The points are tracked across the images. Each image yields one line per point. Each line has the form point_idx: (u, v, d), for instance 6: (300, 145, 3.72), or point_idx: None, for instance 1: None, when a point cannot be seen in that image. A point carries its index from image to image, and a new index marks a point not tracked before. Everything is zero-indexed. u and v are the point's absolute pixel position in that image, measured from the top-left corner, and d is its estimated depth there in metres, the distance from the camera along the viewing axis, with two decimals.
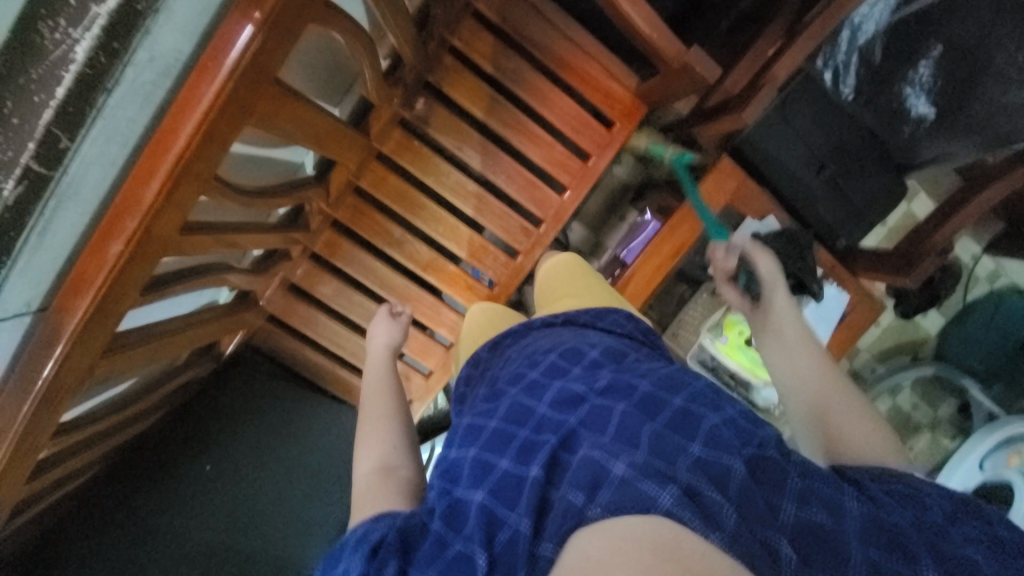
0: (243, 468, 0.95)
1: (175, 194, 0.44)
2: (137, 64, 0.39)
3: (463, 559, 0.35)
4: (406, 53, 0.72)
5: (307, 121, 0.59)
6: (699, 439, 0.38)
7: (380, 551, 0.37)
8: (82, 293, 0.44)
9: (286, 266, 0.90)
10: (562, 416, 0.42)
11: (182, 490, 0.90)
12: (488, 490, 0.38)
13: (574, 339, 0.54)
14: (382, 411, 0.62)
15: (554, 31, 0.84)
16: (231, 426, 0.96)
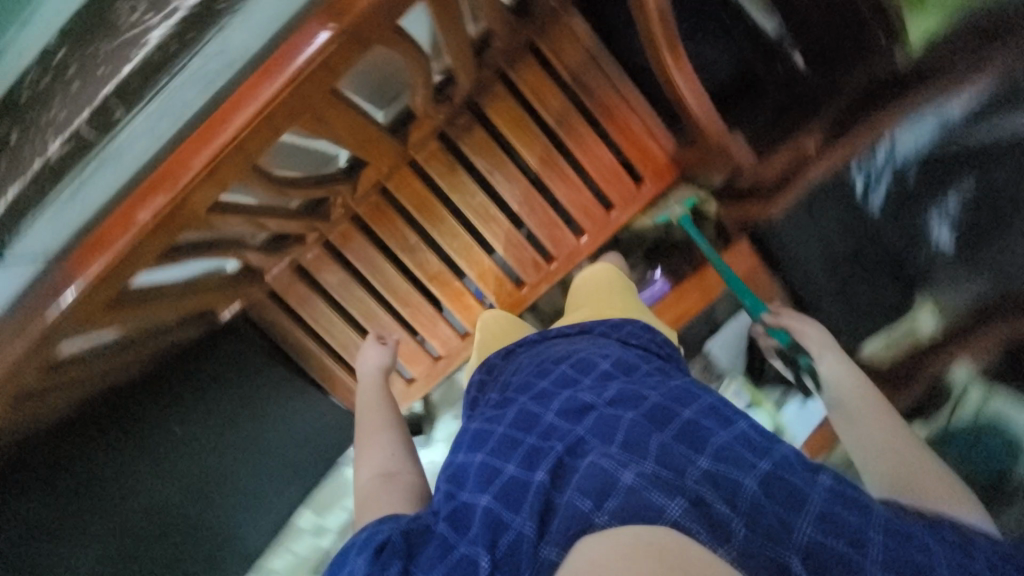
0: (210, 442, 0.88)
1: (218, 170, 0.45)
2: (207, 55, 0.43)
3: (467, 559, 0.44)
4: (462, 75, 0.76)
5: (344, 123, 0.62)
6: (705, 454, 0.48)
7: (383, 551, 0.47)
8: (99, 254, 0.44)
9: (298, 249, 0.90)
10: (568, 424, 0.51)
11: (151, 453, 0.82)
12: (492, 495, 0.48)
13: (589, 347, 0.63)
14: (378, 424, 0.72)
15: (605, 81, 0.90)
16: (210, 394, 0.88)
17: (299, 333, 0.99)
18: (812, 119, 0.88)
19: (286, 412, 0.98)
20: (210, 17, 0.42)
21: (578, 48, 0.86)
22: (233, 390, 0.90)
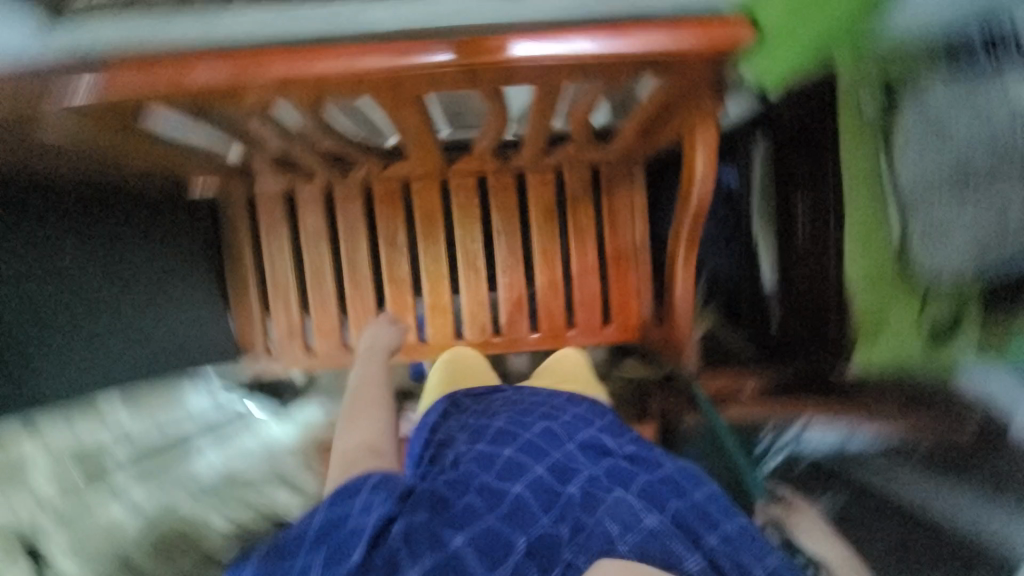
0: (154, 296, 0.83)
1: (284, 84, 0.51)
2: (343, 10, 0.50)
3: (495, 533, 0.46)
4: (529, 148, 0.85)
5: (411, 116, 0.67)
6: (716, 534, 0.52)
7: (409, 498, 0.47)
8: (141, 72, 0.48)
9: (301, 178, 0.93)
10: (586, 461, 0.57)
11: (121, 262, 0.77)
12: (523, 486, 0.51)
13: (583, 406, 0.69)
14: (365, 407, 0.60)
15: (631, 230, 0.99)
16: (168, 251, 0.86)
17: (248, 245, 0.98)
18: (766, 366, 0.89)
19: (197, 309, 0.92)
20: None
21: (626, 192, 0.98)
22: (177, 264, 0.88)
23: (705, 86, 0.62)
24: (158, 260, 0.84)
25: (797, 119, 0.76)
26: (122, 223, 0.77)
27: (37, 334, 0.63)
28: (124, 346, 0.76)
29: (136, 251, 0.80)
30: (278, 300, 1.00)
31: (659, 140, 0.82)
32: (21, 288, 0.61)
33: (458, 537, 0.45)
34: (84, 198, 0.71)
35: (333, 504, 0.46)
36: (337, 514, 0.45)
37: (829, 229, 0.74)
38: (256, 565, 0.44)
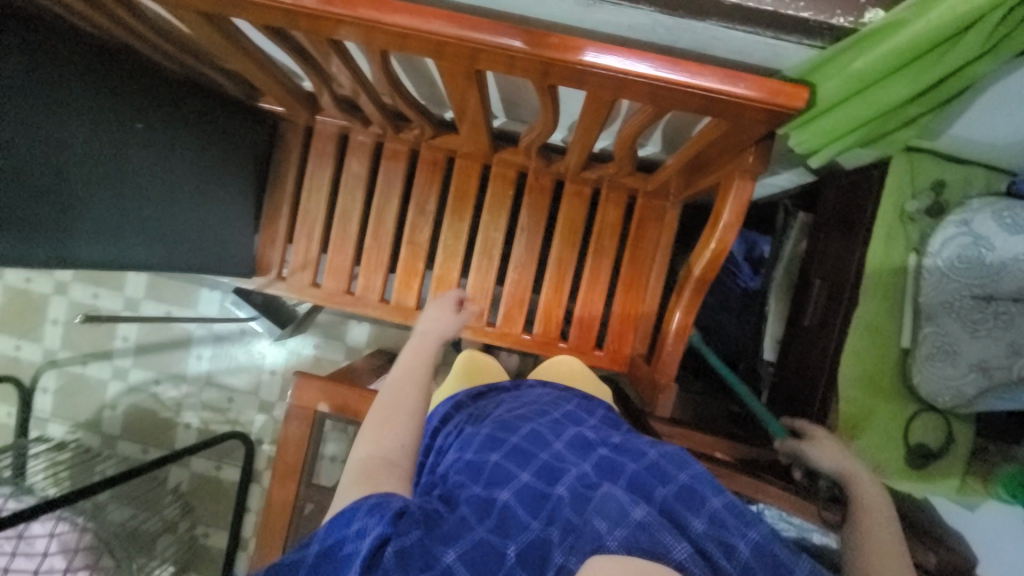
0: (195, 181, 0.87)
1: (354, 25, 0.55)
2: None
3: (486, 546, 0.43)
4: (572, 157, 0.87)
5: (471, 96, 0.71)
6: (702, 516, 0.46)
7: (405, 517, 0.44)
8: None
9: (357, 125, 0.98)
10: (574, 457, 0.52)
11: (170, 137, 0.80)
12: (512, 493, 0.47)
13: (574, 399, 0.64)
14: (400, 417, 0.57)
15: (650, 264, 0.99)
16: (220, 149, 0.91)
17: (292, 171, 1.03)
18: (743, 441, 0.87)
19: (231, 210, 0.97)
20: None
21: (655, 227, 0.98)
22: (224, 161, 0.92)
23: (748, 140, 0.63)
24: (214, 170, 0.91)
25: (839, 203, 0.77)
26: (191, 124, 0.84)
27: (78, 178, 0.66)
28: (151, 213, 0.79)
29: (189, 135, 0.84)
30: (303, 230, 1.04)
31: (696, 186, 0.82)
32: (64, 125, 0.63)
33: (448, 553, 0.42)
34: (141, 66, 0.74)
35: (329, 531, 0.46)
36: (331, 541, 0.45)
37: (837, 316, 0.72)
38: None
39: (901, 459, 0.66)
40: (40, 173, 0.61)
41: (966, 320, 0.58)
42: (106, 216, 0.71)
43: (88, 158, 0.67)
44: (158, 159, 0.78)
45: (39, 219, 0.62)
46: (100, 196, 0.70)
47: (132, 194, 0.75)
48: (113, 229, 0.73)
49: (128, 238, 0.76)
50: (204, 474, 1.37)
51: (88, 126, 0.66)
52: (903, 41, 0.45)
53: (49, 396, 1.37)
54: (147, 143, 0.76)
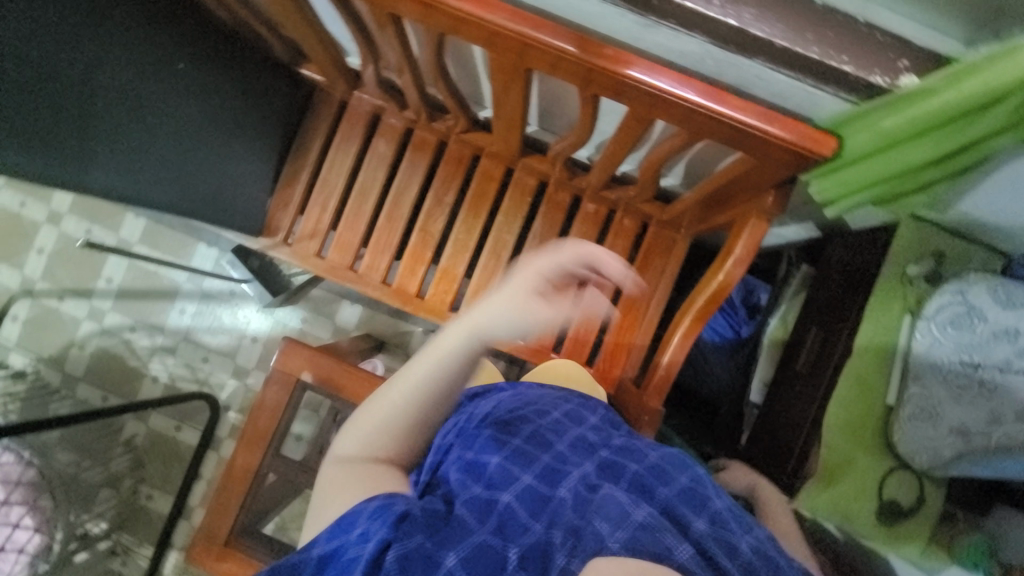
0: (221, 134, 0.86)
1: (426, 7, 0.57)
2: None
3: (486, 549, 0.43)
4: (595, 174, 0.90)
5: (514, 97, 0.73)
6: (704, 517, 0.46)
7: (404, 521, 0.44)
8: None
9: (392, 108, 0.99)
10: (577, 457, 0.52)
11: (205, 86, 0.80)
12: (512, 495, 0.47)
13: (575, 400, 0.64)
14: (400, 410, 0.53)
15: (653, 291, 1.01)
16: (252, 108, 0.91)
17: (318, 141, 1.04)
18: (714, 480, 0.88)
19: (250, 168, 0.96)
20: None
21: (662, 256, 1.00)
22: (254, 121, 0.93)
23: (770, 183, 0.66)
24: (244, 126, 0.90)
25: (843, 260, 0.80)
26: (228, 73, 0.84)
27: (112, 102, 0.65)
28: (171, 155, 0.78)
29: (225, 88, 0.84)
30: (318, 199, 1.04)
31: (713, 220, 0.84)
32: (113, 52, 0.64)
33: (445, 556, 0.42)
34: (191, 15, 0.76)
35: (326, 540, 0.46)
36: (330, 550, 0.45)
37: (830, 365, 0.75)
38: None
39: (871, 512, 0.68)
40: (83, 93, 0.61)
41: (951, 384, 0.62)
42: (132, 147, 0.70)
43: (130, 88, 0.67)
44: (191, 101, 0.78)
45: (70, 139, 0.61)
46: (132, 126, 0.69)
47: (160, 131, 0.74)
48: (132, 162, 0.71)
49: (143, 173, 0.74)
50: (161, 432, 1.31)
51: (133, 58, 0.67)
52: (930, 108, 0.49)
53: (16, 325, 1.32)
54: (183, 83, 0.76)
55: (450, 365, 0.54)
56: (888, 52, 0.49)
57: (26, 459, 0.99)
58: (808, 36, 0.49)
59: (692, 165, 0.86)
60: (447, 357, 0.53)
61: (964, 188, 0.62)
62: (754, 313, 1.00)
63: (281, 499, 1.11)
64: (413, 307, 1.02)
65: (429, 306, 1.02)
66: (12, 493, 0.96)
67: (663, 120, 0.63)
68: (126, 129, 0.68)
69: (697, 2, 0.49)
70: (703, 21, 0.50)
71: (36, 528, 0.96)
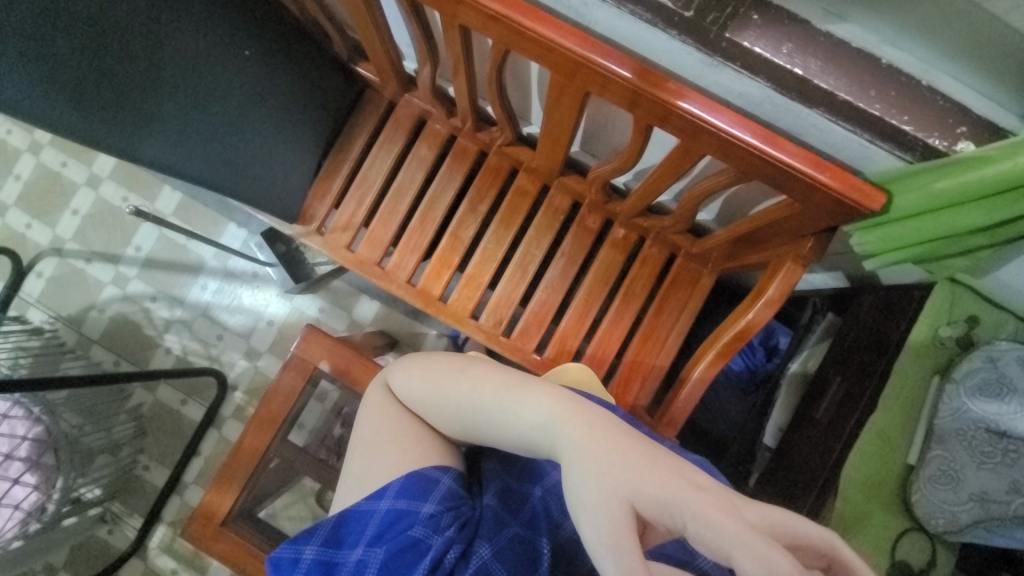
0: (276, 123, 0.88)
1: (494, 21, 0.59)
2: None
3: (519, 540, 0.51)
4: (631, 202, 0.91)
5: (564, 117, 0.75)
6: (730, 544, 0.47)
7: (466, 518, 0.52)
8: None
9: (439, 114, 1.01)
10: None
11: (265, 76, 0.82)
12: (544, 490, 0.55)
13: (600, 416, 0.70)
14: (445, 410, 0.52)
15: (676, 319, 1.01)
16: (308, 101, 0.93)
17: (363, 138, 1.06)
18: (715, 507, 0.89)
19: (299, 158, 0.98)
20: (578, 14, 0.61)
21: (688, 287, 1.01)
22: (309, 114, 0.95)
23: (811, 230, 0.67)
24: (299, 117, 0.92)
25: (871, 312, 0.79)
26: (289, 66, 0.87)
27: (171, 77, 0.67)
28: (227, 136, 0.78)
29: (284, 80, 0.86)
30: (356, 193, 1.05)
31: (743, 259, 0.84)
32: (171, 28, 0.66)
33: (485, 547, 0.49)
34: (255, 9, 0.79)
35: (401, 495, 0.52)
36: (402, 508, 0.51)
37: (851, 417, 0.76)
38: (327, 530, 0.53)
39: (885, 571, 0.67)
40: (128, 60, 0.62)
41: (975, 451, 0.63)
42: (180, 125, 0.71)
43: (184, 66, 0.68)
44: (251, 88, 0.80)
45: (106, 100, 0.61)
46: (181, 101, 0.70)
47: (213, 113, 0.75)
48: (185, 137, 0.72)
49: (196, 150, 0.74)
50: (167, 404, 1.33)
51: (194, 38, 0.69)
52: (987, 174, 0.49)
53: (40, 281, 1.34)
54: (245, 70, 0.78)
55: (528, 423, 0.45)
56: (948, 118, 0.52)
57: (35, 416, 0.99)
58: (871, 93, 0.51)
59: (729, 202, 0.87)
60: (513, 414, 0.46)
61: (1003, 257, 0.63)
62: (771, 356, 1.03)
63: (277, 488, 1.11)
64: (436, 309, 1.03)
65: (450, 311, 1.03)
66: (17, 448, 0.97)
67: (712, 155, 0.64)
68: (180, 103, 0.70)
69: (766, 49, 0.51)
70: (769, 67, 0.52)
71: (35, 486, 0.97)
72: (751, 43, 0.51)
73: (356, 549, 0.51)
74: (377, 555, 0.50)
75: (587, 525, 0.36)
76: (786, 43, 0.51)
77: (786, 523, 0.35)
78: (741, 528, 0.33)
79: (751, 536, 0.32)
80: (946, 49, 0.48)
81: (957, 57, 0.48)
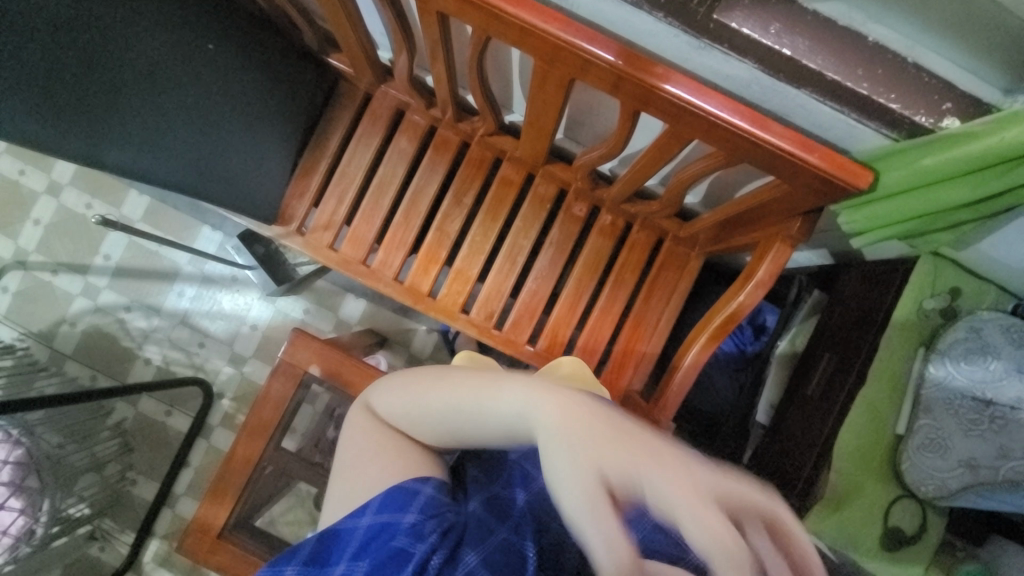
0: (248, 118, 0.84)
1: (475, 9, 0.57)
2: None
3: (508, 546, 0.49)
4: (616, 188, 0.90)
5: (548, 104, 0.73)
6: None
7: (449, 527, 0.50)
8: None
9: (418, 105, 0.99)
10: None
11: (233, 70, 0.78)
12: (532, 496, 0.53)
13: None
14: (426, 419, 0.51)
15: (667, 304, 1.01)
16: (280, 95, 0.89)
17: (340, 131, 1.02)
18: None
19: (275, 155, 0.94)
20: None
21: (676, 270, 1.01)
22: (280, 108, 0.90)
23: (799, 210, 0.67)
24: (272, 112, 0.89)
25: (858, 287, 0.81)
26: (257, 58, 0.82)
27: (130, 77, 0.63)
28: (194, 136, 0.74)
29: (253, 73, 0.82)
30: (335, 190, 1.02)
31: (732, 242, 0.84)
32: (124, 20, 0.61)
33: (472, 554, 0.48)
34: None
35: (382, 509, 0.51)
36: (384, 521, 0.50)
37: (844, 390, 0.76)
38: (310, 549, 0.51)
39: (877, 536, 0.70)
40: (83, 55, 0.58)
41: (963, 418, 0.66)
42: (148, 124, 0.67)
43: (144, 61, 0.64)
44: (219, 84, 0.76)
45: (65, 102, 0.58)
46: (142, 102, 0.65)
47: (176, 111, 0.70)
48: (150, 139, 0.68)
49: (162, 152, 0.70)
50: (151, 417, 1.28)
51: (153, 33, 0.64)
52: (974, 150, 0.49)
53: (6, 297, 1.28)
54: (211, 65, 0.73)
55: (507, 415, 0.45)
56: (934, 95, 0.52)
57: (15, 438, 0.94)
58: (858, 72, 0.51)
59: (714, 187, 0.87)
60: (493, 408, 0.46)
61: (985, 229, 0.65)
62: (759, 334, 1.04)
63: (273, 495, 1.09)
64: (425, 305, 1.01)
65: (440, 306, 1.01)
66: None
67: (700, 140, 0.63)
68: (141, 101, 0.65)
69: (755, 30, 0.50)
70: (757, 49, 0.51)
71: (21, 510, 0.94)
72: (738, 24, 0.50)
73: (340, 565, 0.50)
74: (360, 569, 0.48)
75: (564, 500, 0.37)
76: (774, 22, 0.50)
77: (743, 492, 0.35)
78: (693, 495, 0.34)
79: (703, 507, 0.34)
80: (931, 26, 0.48)
81: (942, 34, 0.49)
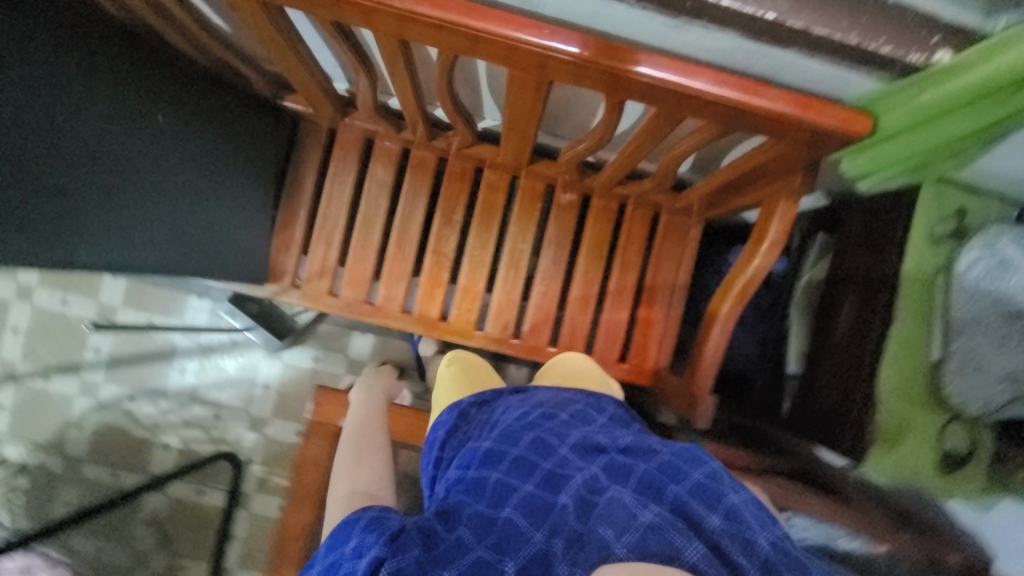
0: (210, 180, 0.78)
1: (442, 27, 0.54)
2: None
3: (483, 562, 0.46)
4: (606, 174, 0.89)
5: (525, 108, 0.71)
6: (717, 513, 0.49)
7: (400, 537, 0.50)
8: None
9: (386, 130, 0.95)
10: (581, 460, 0.55)
11: (185, 132, 0.72)
12: (513, 507, 0.50)
13: (576, 400, 0.67)
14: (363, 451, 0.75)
15: (677, 276, 1.01)
16: (239, 148, 0.84)
17: (312, 174, 0.98)
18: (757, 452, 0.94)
19: (247, 211, 0.89)
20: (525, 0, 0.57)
21: (679, 241, 1.00)
22: (241, 161, 0.85)
23: (799, 166, 0.66)
24: (234, 168, 0.84)
25: (863, 223, 0.83)
26: (209, 115, 0.76)
27: (87, 168, 0.56)
28: (158, 211, 0.68)
29: (206, 131, 0.76)
30: (321, 235, 0.98)
31: (731, 206, 0.84)
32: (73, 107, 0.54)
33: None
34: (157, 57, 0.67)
35: (329, 547, 0.55)
36: (332, 557, 0.53)
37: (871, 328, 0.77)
38: None
39: (933, 463, 0.71)
40: (39, 159, 0.51)
41: (996, 336, 0.64)
42: (113, 212, 0.61)
43: (100, 148, 0.58)
44: (175, 152, 0.70)
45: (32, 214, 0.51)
46: (101, 190, 0.59)
47: (137, 191, 0.64)
48: (117, 224, 0.62)
49: (131, 237, 0.64)
50: (184, 500, 1.24)
51: (106, 115, 0.58)
52: (966, 79, 0.49)
53: (3, 415, 1.22)
54: (164, 135, 0.68)
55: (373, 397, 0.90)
56: (921, 28, 0.50)
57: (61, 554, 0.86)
58: (844, 22, 0.50)
59: (703, 154, 0.86)
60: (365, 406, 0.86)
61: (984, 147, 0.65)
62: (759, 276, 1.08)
63: None
64: (439, 331, 0.99)
65: (454, 328, 0.99)
66: None
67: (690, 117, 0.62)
68: (100, 188, 0.59)
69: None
70: (739, 19, 0.50)
71: None
72: None
73: None
74: None
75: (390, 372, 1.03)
76: None
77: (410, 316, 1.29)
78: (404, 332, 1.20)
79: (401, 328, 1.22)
80: None
81: None
